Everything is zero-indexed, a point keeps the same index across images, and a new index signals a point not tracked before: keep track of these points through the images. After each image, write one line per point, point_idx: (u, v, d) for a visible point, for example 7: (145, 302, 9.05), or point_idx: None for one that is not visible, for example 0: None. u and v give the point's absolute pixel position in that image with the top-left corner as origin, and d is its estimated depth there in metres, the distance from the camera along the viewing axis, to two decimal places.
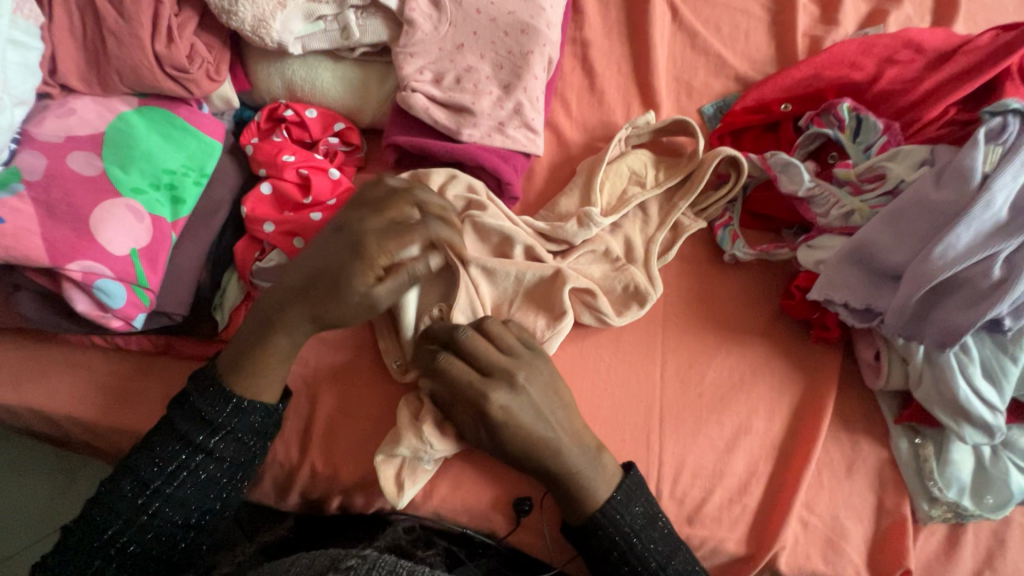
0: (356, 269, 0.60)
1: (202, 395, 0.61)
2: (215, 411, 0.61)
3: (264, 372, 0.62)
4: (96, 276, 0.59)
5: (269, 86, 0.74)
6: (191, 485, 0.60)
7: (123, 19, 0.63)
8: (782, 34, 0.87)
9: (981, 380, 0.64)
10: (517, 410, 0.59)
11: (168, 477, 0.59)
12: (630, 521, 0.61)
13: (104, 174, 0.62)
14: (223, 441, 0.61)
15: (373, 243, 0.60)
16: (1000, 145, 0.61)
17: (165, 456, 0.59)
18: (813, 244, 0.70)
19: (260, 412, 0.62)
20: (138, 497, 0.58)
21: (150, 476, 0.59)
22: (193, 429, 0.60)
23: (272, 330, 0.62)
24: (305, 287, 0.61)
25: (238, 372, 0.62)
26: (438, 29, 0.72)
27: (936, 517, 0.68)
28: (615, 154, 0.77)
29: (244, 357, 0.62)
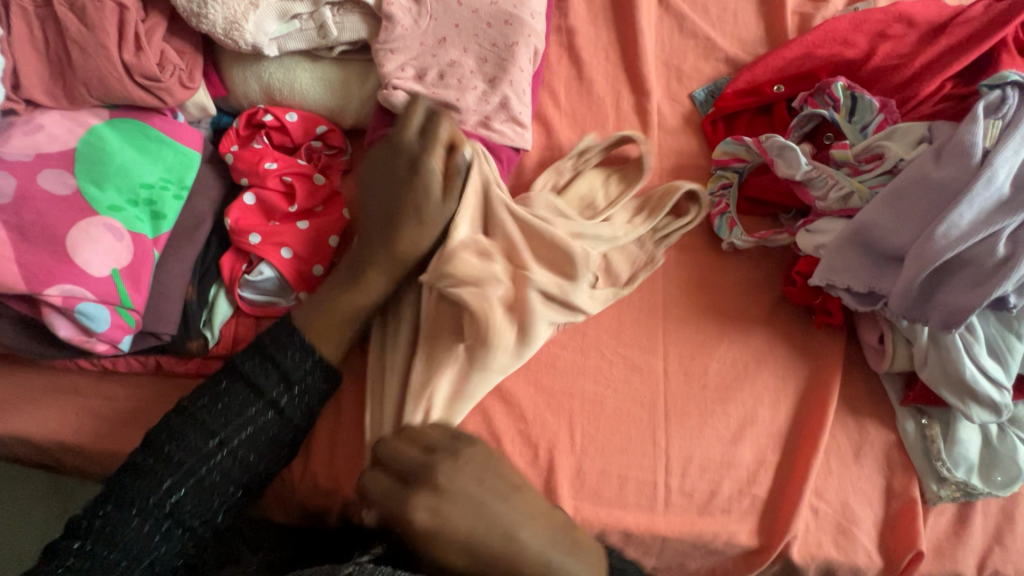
0: (433, 187, 0.64)
1: (259, 363, 0.61)
2: (270, 383, 0.60)
3: (342, 328, 0.64)
4: (77, 300, 0.57)
5: (246, 90, 0.71)
6: (246, 449, 0.59)
7: (86, 27, 0.60)
8: (771, 12, 0.85)
9: (986, 358, 0.63)
10: (447, 512, 0.54)
11: (224, 440, 0.58)
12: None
13: (79, 193, 0.60)
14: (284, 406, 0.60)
15: (431, 158, 0.64)
16: (999, 120, 0.60)
17: (206, 433, 0.58)
18: (811, 228, 0.69)
19: (326, 370, 0.63)
20: (173, 473, 0.56)
21: (191, 451, 0.57)
22: (257, 392, 0.60)
23: (336, 287, 0.64)
24: (390, 218, 0.64)
25: (319, 329, 0.63)
26: (418, 23, 0.69)
27: (944, 497, 0.68)
28: (567, 171, 0.74)
29: (327, 303, 0.63)
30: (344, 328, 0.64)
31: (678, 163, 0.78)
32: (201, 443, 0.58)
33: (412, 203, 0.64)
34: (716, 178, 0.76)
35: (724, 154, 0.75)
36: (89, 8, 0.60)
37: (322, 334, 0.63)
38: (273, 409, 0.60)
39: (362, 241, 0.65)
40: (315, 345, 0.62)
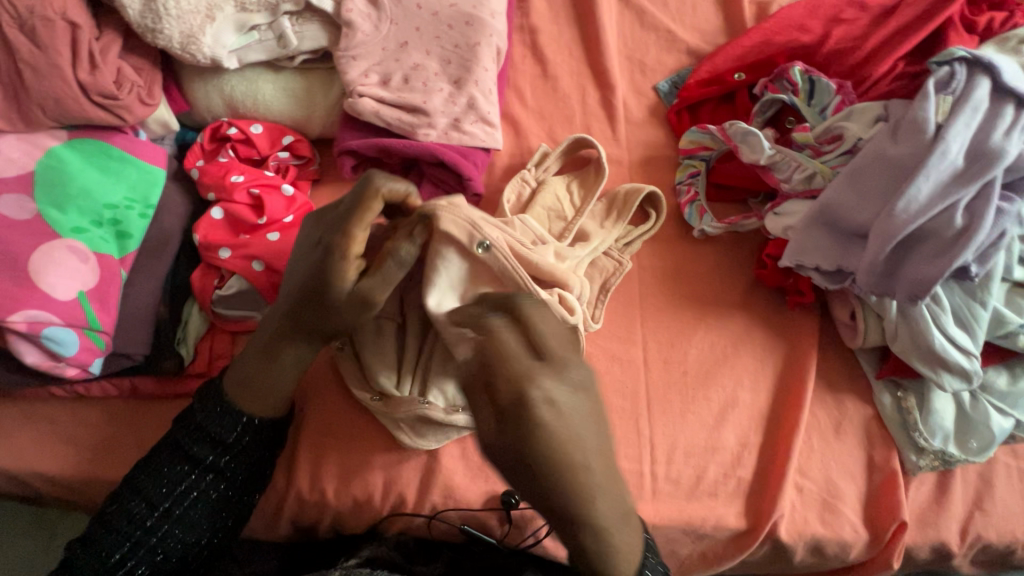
0: (334, 268, 0.53)
1: (212, 415, 0.58)
2: (226, 431, 0.58)
3: (270, 393, 0.59)
4: (43, 325, 0.56)
5: (209, 104, 0.70)
6: (200, 505, 0.58)
7: (38, 47, 0.58)
8: (728, 3, 0.86)
9: (955, 328, 0.64)
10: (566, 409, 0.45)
11: (177, 499, 0.57)
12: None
13: (40, 217, 0.59)
14: (232, 458, 0.59)
15: (355, 234, 0.53)
16: (950, 94, 0.61)
17: (172, 479, 0.57)
18: (779, 211, 0.70)
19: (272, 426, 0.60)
20: (145, 520, 0.56)
21: (158, 499, 0.56)
22: (202, 449, 0.58)
23: (250, 367, 0.58)
24: (297, 302, 0.56)
25: (245, 394, 0.59)
26: (379, 28, 0.69)
27: (925, 467, 0.69)
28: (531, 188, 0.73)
29: (251, 376, 0.58)
30: (279, 384, 0.59)
31: (647, 154, 0.79)
32: (169, 490, 0.57)
33: (327, 282, 0.54)
34: (685, 167, 0.77)
35: (690, 143, 0.77)
36: (40, 28, 0.59)
37: (249, 402, 0.59)
38: (226, 457, 0.59)
39: (268, 325, 0.58)
40: (245, 410, 0.59)
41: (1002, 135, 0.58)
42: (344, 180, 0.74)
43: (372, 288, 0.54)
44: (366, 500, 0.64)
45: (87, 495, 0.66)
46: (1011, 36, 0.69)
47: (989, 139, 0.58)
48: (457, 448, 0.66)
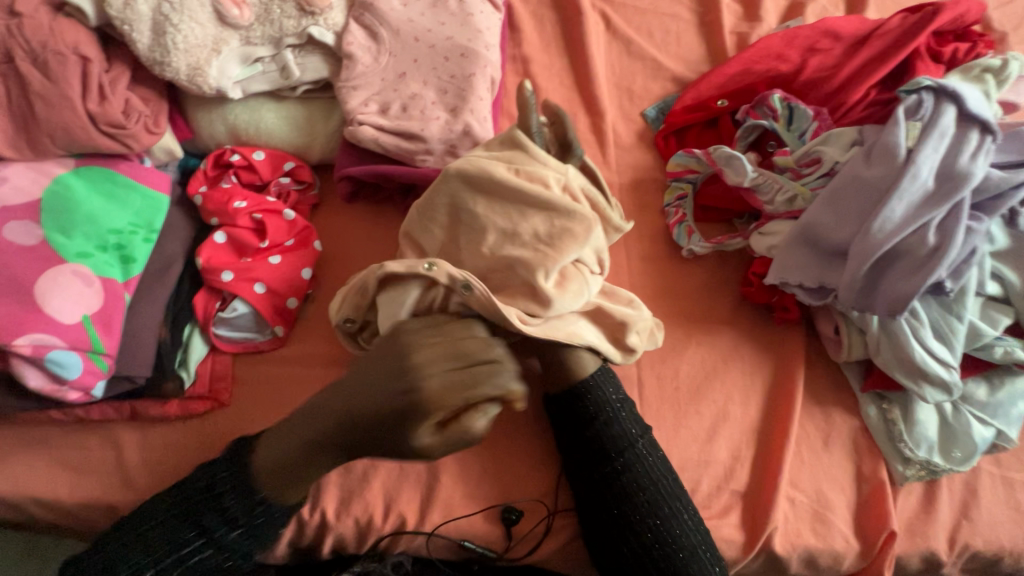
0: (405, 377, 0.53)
1: (239, 486, 0.59)
2: (238, 506, 0.59)
3: (305, 477, 0.59)
4: (47, 348, 0.57)
5: (212, 132, 0.72)
6: (199, 565, 0.58)
7: (49, 80, 0.61)
8: (710, 34, 0.91)
9: (934, 341, 0.67)
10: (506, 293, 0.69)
11: (178, 559, 0.57)
12: (616, 406, 0.66)
13: (46, 242, 0.61)
14: (237, 530, 0.59)
15: (449, 397, 0.52)
16: (918, 121, 0.65)
17: (182, 539, 0.57)
18: (764, 231, 0.73)
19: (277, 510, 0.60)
20: (143, 572, 0.56)
21: (161, 555, 0.57)
22: (212, 521, 0.58)
23: (287, 457, 0.58)
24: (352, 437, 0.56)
25: (278, 482, 0.59)
26: (378, 60, 0.73)
27: (911, 477, 0.71)
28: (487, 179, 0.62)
29: (283, 474, 0.58)
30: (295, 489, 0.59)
31: (636, 176, 0.82)
32: (173, 544, 0.57)
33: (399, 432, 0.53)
34: (673, 189, 0.80)
35: (677, 167, 0.80)
36: (52, 61, 0.61)
37: (268, 481, 0.59)
38: (223, 534, 0.59)
39: (308, 431, 0.57)
40: (261, 490, 0.59)
41: (968, 158, 0.62)
42: (344, 205, 0.76)
43: (433, 448, 0.53)
44: (366, 520, 0.65)
45: (85, 520, 0.66)
46: (974, 65, 0.73)
47: (957, 162, 0.62)
48: (457, 464, 0.67)
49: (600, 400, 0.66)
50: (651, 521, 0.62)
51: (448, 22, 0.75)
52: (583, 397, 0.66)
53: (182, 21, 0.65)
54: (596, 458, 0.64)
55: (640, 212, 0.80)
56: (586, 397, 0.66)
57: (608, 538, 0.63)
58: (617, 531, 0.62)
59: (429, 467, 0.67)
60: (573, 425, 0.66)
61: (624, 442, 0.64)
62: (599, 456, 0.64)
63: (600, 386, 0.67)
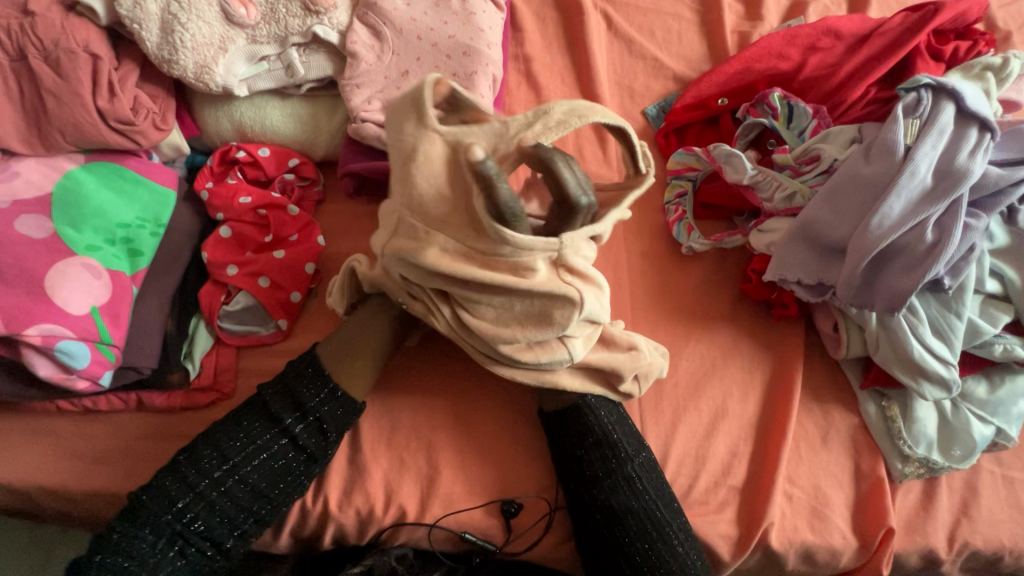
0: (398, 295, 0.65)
1: (301, 377, 0.63)
2: (310, 394, 0.62)
3: (361, 356, 0.65)
4: (57, 338, 0.58)
5: (219, 129, 0.74)
6: (264, 466, 0.60)
7: (61, 78, 0.62)
8: (712, 33, 0.91)
9: (933, 338, 0.67)
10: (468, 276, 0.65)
11: (247, 456, 0.59)
12: (606, 416, 0.67)
13: (56, 235, 0.62)
14: (308, 426, 0.62)
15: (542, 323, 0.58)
16: (917, 119, 0.66)
17: (248, 434, 0.60)
18: (763, 228, 0.74)
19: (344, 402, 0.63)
20: (213, 472, 0.58)
21: (231, 451, 0.59)
22: (283, 411, 0.62)
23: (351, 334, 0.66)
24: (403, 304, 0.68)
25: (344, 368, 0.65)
26: (381, 58, 0.74)
27: (910, 474, 0.71)
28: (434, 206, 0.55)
29: (347, 355, 0.65)
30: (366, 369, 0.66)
31: None
32: (242, 444, 0.60)
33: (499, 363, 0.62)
34: (673, 187, 0.81)
35: (677, 165, 0.80)
36: (63, 59, 0.62)
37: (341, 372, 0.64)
38: (287, 436, 0.61)
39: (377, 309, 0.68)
40: (334, 378, 0.64)
41: (967, 156, 0.62)
42: (347, 201, 0.77)
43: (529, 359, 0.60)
44: (367, 511, 0.65)
45: (92, 508, 0.67)
46: (975, 63, 0.73)
47: (956, 159, 0.62)
48: (457, 457, 0.68)
49: (593, 423, 0.66)
50: (641, 547, 0.62)
51: (450, 21, 0.76)
52: (579, 420, 0.66)
53: (190, 20, 0.67)
54: (588, 473, 0.64)
55: (640, 209, 0.81)
56: (580, 420, 0.65)
57: (603, 550, 0.63)
58: (610, 547, 0.63)
59: (429, 460, 0.67)
60: (568, 448, 0.65)
61: (612, 457, 0.65)
62: (592, 479, 0.64)
63: (594, 409, 0.67)
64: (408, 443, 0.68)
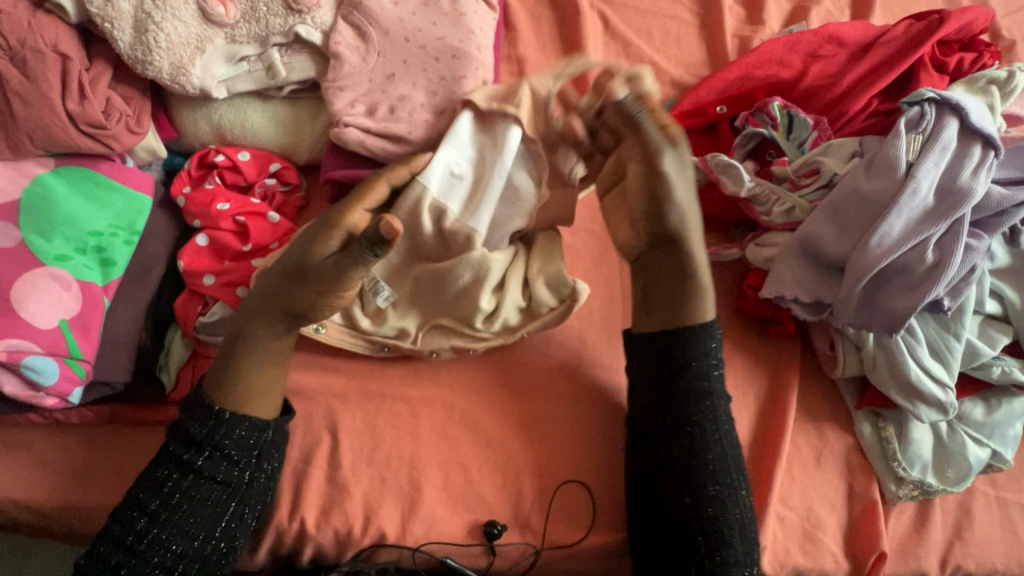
0: (321, 237, 0.58)
1: (190, 413, 0.59)
2: (198, 426, 0.59)
3: (236, 373, 0.60)
4: (23, 354, 0.57)
5: (197, 132, 0.71)
6: (184, 507, 0.57)
7: (27, 79, 0.59)
8: (710, 37, 0.89)
9: (930, 359, 0.65)
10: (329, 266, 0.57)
11: (163, 501, 0.57)
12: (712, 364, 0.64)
13: (24, 244, 0.60)
14: (212, 456, 0.58)
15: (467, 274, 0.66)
16: (920, 133, 0.63)
17: (158, 481, 0.57)
18: (760, 242, 0.72)
19: (247, 425, 0.60)
20: (136, 523, 0.56)
21: (148, 501, 0.57)
22: (180, 448, 0.59)
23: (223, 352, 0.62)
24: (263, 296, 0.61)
25: (217, 380, 0.61)
26: (366, 61, 0.71)
27: (903, 497, 0.70)
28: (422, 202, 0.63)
29: (223, 367, 0.61)
30: (241, 363, 0.61)
31: None
32: (156, 493, 0.57)
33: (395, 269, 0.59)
34: None
35: None
36: (30, 59, 0.59)
37: (218, 382, 0.61)
38: (192, 472, 0.58)
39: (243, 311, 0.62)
40: (214, 399, 0.60)
41: (970, 174, 0.61)
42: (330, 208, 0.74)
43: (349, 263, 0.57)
44: (346, 531, 0.64)
45: (65, 524, 0.65)
46: (980, 76, 0.71)
47: (958, 177, 0.61)
48: (440, 476, 0.66)
49: (697, 355, 0.64)
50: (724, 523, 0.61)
51: (439, 22, 0.73)
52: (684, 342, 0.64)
53: (165, 19, 0.64)
54: (685, 434, 0.63)
55: None
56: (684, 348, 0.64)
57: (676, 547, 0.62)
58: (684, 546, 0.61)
59: (412, 478, 0.66)
60: (664, 390, 0.64)
61: (712, 425, 0.63)
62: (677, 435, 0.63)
63: (708, 343, 0.64)
64: (390, 461, 0.66)
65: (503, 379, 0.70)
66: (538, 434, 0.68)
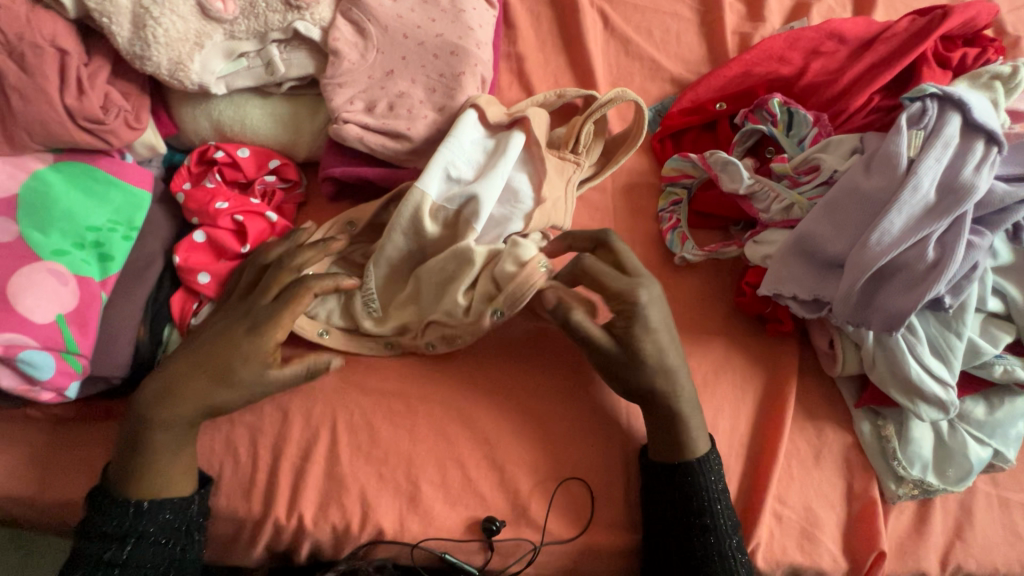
0: (254, 352, 0.59)
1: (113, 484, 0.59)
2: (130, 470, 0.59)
3: (156, 469, 0.59)
4: (19, 348, 0.56)
5: (196, 128, 0.71)
6: (150, 532, 0.59)
7: (26, 73, 0.59)
8: (711, 34, 0.88)
9: (931, 358, 0.65)
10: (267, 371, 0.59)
11: (124, 533, 0.58)
12: (714, 485, 0.64)
13: (22, 239, 0.60)
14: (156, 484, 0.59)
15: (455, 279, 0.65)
16: (921, 130, 0.63)
17: (112, 517, 0.58)
18: (758, 239, 0.71)
19: (169, 509, 0.59)
20: (101, 558, 0.57)
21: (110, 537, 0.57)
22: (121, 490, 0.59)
23: (134, 450, 0.59)
24: (188, 387, 0.59)
25: (140, 476, 0.59)
26: (365, 57, 0.71)
27: (903, 496, 0.69)
28: (422, 206, 0.64)
29: (128, 460, 0.59)
30: (164, 459, 0.59)
31: (630, 180, 0.80)
32: (115, 524, 0.58)
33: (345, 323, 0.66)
34: (667, 195, 0.78)
35: (673, 171, 0.78)
36: (28, 54, 0.59)
37: (144, 478, 0.59)
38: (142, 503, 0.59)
39: (153, 400, 0.58)
40: (133, 484, 0.59)
41: (972, 170, 0.60)
42: (329, 204, 0.74)
43: (275, 375, 0.59)
44: (344, 527, 0.64)
45: (62, 518, 0.65)
46: (983, 72, 0.71)
47: (960, 175, 0.60)
48: (437, 474, 0.66)
49: (698, 493, 0.63)
50: None
51: (438, 19, 0.73)
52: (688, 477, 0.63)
53: (163, 14, 0.64)
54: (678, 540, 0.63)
55: (632, 217, 0.78)
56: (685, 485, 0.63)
57: None
58: None
59: (409, 476, 0.65)
60: (661, 501, 0.64)
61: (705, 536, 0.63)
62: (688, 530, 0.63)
63: (709, 479, 0.64)
64: (387, 458, 0.66)
65: (500, 377, 0.70)
66: (533, 433, 0.68)
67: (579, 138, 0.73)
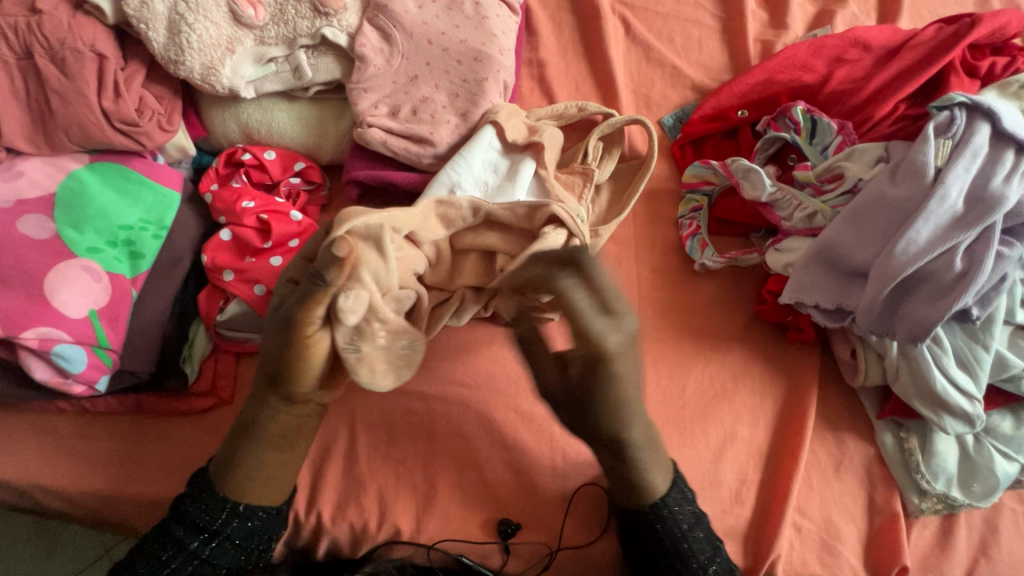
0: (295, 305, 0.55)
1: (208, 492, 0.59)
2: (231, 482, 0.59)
3: (250, 474, 0.59)
4: (54, 342, 0.58)
5: (225, 131, 0.73)
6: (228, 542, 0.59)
7: (67, 78, 0.61)
8: (733, 42, 0.88)
9: (957, 370, 0.64)
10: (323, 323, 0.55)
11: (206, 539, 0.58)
12: (677, 522, 0.61)
13: (58, 236, 0.62)
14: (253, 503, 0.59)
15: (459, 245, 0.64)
16: (949, 139, 0.62)
17: (199, 523, 0.57)
18: (780, 247, 0.71)
19: (261, 515, 0.60)
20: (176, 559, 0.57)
21: (189, 540, 0.57)
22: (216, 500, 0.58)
23: (239, 454, 0.60)
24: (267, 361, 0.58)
25: (238, 481, 0.59)
26: (390, 62, 0.72)
27: (926, 510, 0.68)
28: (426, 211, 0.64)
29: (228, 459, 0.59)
30: (257, 457, 0.59)
31: (650, 187, 0.80)
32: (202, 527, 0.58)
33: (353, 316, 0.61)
34: (687, 201, 0.78)
35: (693, 178, 0.77)
36: (69, 58, 0.62)
37: (241, 481, 0.59)
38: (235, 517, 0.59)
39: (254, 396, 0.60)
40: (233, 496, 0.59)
41: (1002, 180, 0.59)
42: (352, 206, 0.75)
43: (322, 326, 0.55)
44: (361, 526, 0.64)
45: (90, 510, 0.66)
46: (1013, 81, 0.70)
47: (989, 184, 0.59)
48: (454, 475, 0.66)
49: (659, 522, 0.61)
50: None
51: (462, 26, 0.74)
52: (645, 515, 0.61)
53: (197, 21, 0.66)
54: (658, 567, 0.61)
55: (652, 224, 0.78)
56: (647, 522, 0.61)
57: None
58: None
59: (426, 477, 0.66)
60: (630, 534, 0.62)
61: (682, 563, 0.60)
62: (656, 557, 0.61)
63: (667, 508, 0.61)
64: (405, 458, 0.66)
65: (518, 380, 0.70)
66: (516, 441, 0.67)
67: (586, 153, 0.75)
